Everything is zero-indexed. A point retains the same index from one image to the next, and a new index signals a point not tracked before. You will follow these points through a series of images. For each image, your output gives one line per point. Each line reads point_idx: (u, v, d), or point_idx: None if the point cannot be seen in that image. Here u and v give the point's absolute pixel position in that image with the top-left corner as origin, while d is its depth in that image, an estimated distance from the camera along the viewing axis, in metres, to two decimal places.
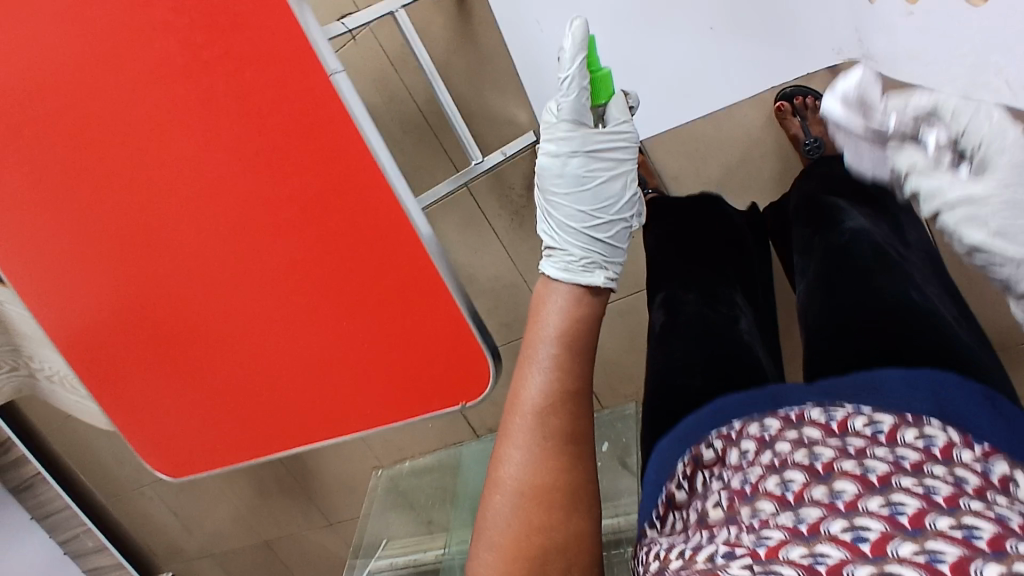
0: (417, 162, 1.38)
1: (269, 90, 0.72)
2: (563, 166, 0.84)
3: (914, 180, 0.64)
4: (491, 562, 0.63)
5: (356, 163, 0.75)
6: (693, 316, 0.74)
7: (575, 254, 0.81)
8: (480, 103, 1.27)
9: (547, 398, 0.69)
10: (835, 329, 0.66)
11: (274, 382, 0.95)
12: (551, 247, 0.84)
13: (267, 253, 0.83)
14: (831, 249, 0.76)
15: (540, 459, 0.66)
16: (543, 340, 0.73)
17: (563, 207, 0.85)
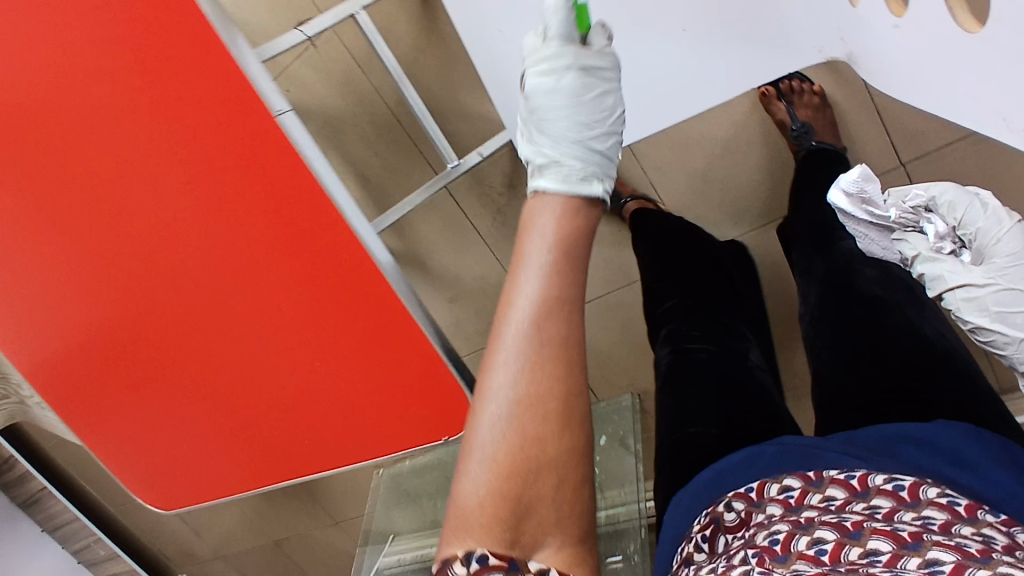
0: (393, 165, 1.34)
1: (217, 132, 0.68)
2: (556, 76, 0.69)
3: (922, 264, 0.76)
4: (473, 479, 0.52)
5: (315, 202, 0.71)
6: (702, 359, 0.75)
7: (576, 165, 0.64)
8: (454, 103, 1.22)
9: (543, 298, 0.55)
10: (854, 371, 0.68)
11: (255, 421, 0.92)
12: (542, 163, 0.67)
13: (234, 293, 0.79)
14: (843, 284, 0.78)
15: (535, 365, 0.54)
16: (536, 226, 0.59)
17: (553, 120, 0.68)
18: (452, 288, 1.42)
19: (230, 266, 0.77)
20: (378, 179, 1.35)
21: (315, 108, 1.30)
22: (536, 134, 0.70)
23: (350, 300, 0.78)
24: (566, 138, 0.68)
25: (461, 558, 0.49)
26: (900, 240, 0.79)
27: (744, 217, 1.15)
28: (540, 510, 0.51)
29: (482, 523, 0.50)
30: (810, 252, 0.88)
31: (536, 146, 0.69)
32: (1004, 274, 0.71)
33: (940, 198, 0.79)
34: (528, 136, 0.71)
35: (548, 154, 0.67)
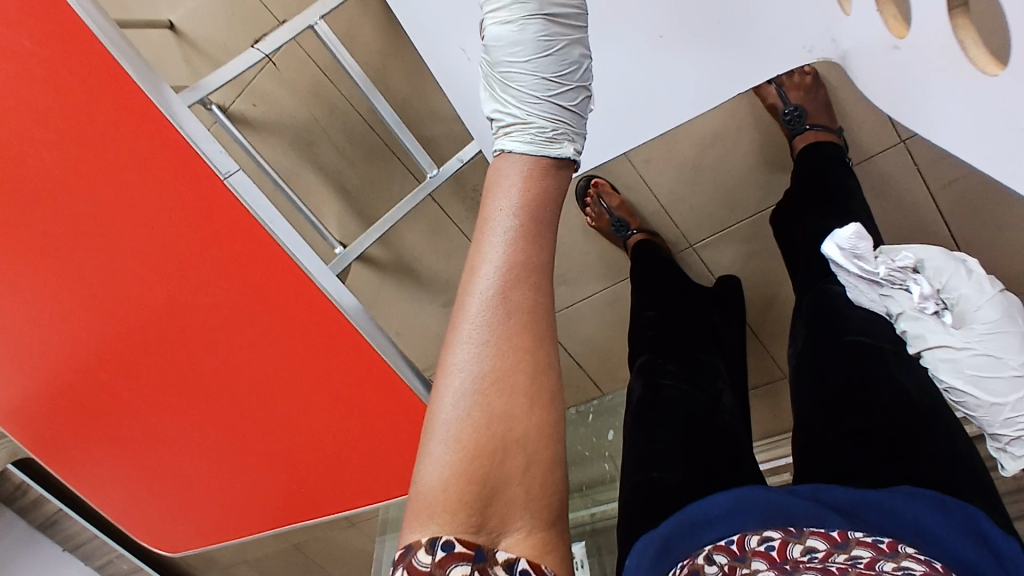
0: (371, 175, 1.28)
1: (169, 190, 0.64)
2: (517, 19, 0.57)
3: (905, 323, 0.67)
4: (436, 459, 0.47)
5: (274, 253, 0.67)
6: (673, 397, 0.70)
7: (544, 127, 0.55)
8: (426, 105, 1.16)
9: (510, 269, 0.48)
10: (827, 415, 0.63)
11: (248, 469, 0.88)
12: (504, 124, 0.57)
13: (208, 351, 0.76)
14: (821, 310, 0.72)
15: (501, 341, 0.48)
16: (503, 190, 0.51)
17: (518, 71, 0.58)
18: (445, 294, 1.38)
19: (200, 320, 0.73)
20: (358, 190, 1.29)
21: (287, 123, 1.25)
22: (497, 87, 0.60)
23: (330, 346, 0.74)
24: (533, 91, 0.57)
25: (425, 545, 0.44)
26: (886, 298, 0.69)
27: (739, 204, 1.11)
28: (509, 488, 0.46)
29: (446, 508, 0.45)
30: (798, 273, 0.82)
31: (500, 101, 0.59)
32: (990, 347, 0.64)
33: (926, 261, 0.71)
34: (489, 89, 0.61)
35: (513, 112, 0.57)
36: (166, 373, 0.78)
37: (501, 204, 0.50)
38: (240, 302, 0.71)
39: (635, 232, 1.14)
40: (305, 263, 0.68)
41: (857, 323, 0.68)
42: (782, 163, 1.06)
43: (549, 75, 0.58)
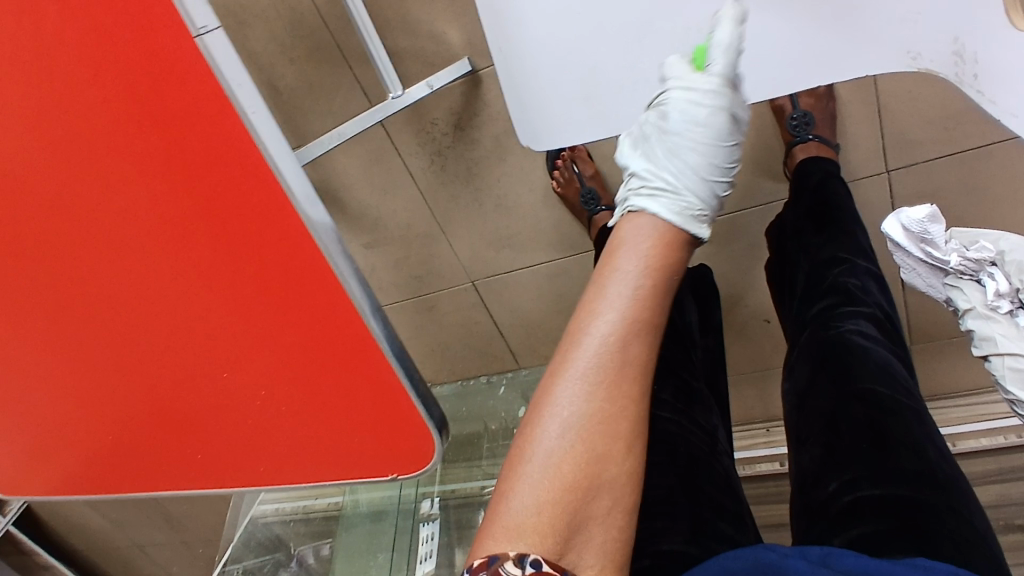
0: (313, 80, 1.08)
1: (90, 35, 0.46)
2: (699, 100, 0.57)
3: (972, 320, 0.70)
4: (527, 486, 0.43)
5: (222, 155, 0.50)
6: (673, 434, 0.62)
7: (692, 201, 0.54)
8: (399, 12, 0.99)
9: (635, 318, 0.47)
10: (841, 474, 0.57)
11: (131, 410, 0.72)
12: (645, 186, 0.56)
13: (112, 254, 0.59)
14: (828, 354, 0.66)
15: (610, 385, 0.45)
16: (634, 252, 0.49)
17: (680, 149, 0.57)
18: (371, 234, 1.24)
19: (118, 226, 0.56)
20: (291, 94, 1.10)
21: None
22: (645, 148, 0.59)
23: (270, 287, 0.58)
24: (692, 167, 0.57)
25: (514, 559, 0.39)
26: (954, 287, 0.73)
27: None
28: (592, 525, 0.43)
29: (534, 530, 0.41)
30: (803, 302, 0.76)
31: (647, 163, 0.58)
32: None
33: (1009, 254, 0.69)
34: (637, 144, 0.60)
35: (657, 175, 0.57)
36: (60, 275, 0.62)
37: (632, 259, 0.49)
38: (179, 217, 0.54)
39: (604, 208, 1.08)
40: (288, 184, 0.50)
41: (872, 370, 0.62)
42: (767, 169, 1.01)
43: (707, 163, 0.58)
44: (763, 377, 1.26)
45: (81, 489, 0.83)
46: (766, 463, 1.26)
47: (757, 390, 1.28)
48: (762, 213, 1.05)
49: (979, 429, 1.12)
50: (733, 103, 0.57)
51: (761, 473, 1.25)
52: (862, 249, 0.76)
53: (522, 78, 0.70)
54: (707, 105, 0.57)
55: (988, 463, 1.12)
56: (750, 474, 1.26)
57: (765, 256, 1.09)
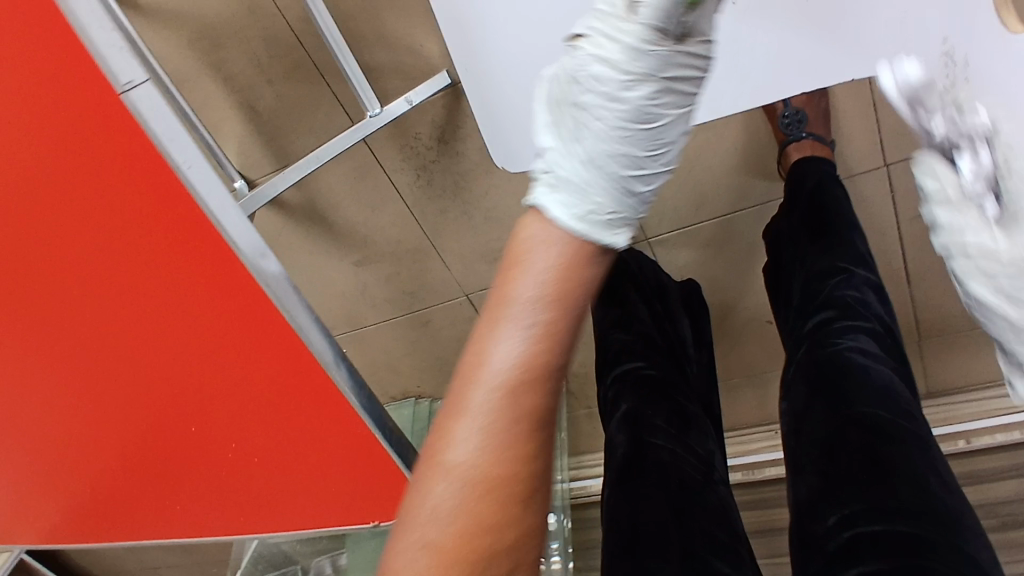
0: (292, 101, 1.06)
1: (24, 93, 0.43)
2: (624, 58, 0.49)
3: (935, 207, 0.48)
4: (410, 560, 0.43)
5: (170, 209, 0.47)
6: (666, 463, 0.60)
7: (593, 208, 0.48)
8: (375, 26, 0.95)
9: (522, 370, 0.43)
10: (840, 506, 0.54)
11: (110, 460, 0.71)
12: (547, 170, 0.51)
13: (73, 308, 0.57)
14: (826, 371, 0.63)
15: (495, 449, 0.43)
16: (526, 283, 0.44)
17: (593, 128, 0.51)
18: (360, 253, 1.22)
19: (80, 279, 0.54)
20: (270, 114, 1.08)
21: (188, 15, 0.99)
22: (559, 108, 0.53)
23: (235, 337, 0.55)
24: (604, 149, 0.50)
25: None
26: (921, 166, 0.49)
27: (707, 205, 1.02)
28: None
29: None
30: (799, 315, 0.72)
31: (558, 130, 0.52)
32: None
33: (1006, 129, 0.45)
34: (555, 96, 0.53)
35: (566, 156, 0.51)
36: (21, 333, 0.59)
37: (521, 294, 0.44)
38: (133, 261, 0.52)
39: None
40: (234, 238, 0.47)
41: (874, 390, 0.59)
42: (762, 168, 0.98)
43: (630, 144, 0.50)
44: (768, 378, 1.23)
45: (69, 537, 0.82)
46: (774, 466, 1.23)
47: (763, 393, 1.25)
48: (759, 214, 1.02)
49: (993, 426, 1.09)
50: (664, 69, 0.49)
51: (769, 476, 1.25)
52: (859, 256, 0.73)
53: (492, 93, 0.68)
54: (633, 68, 0.49)
55: (1002, 460, 1.09)
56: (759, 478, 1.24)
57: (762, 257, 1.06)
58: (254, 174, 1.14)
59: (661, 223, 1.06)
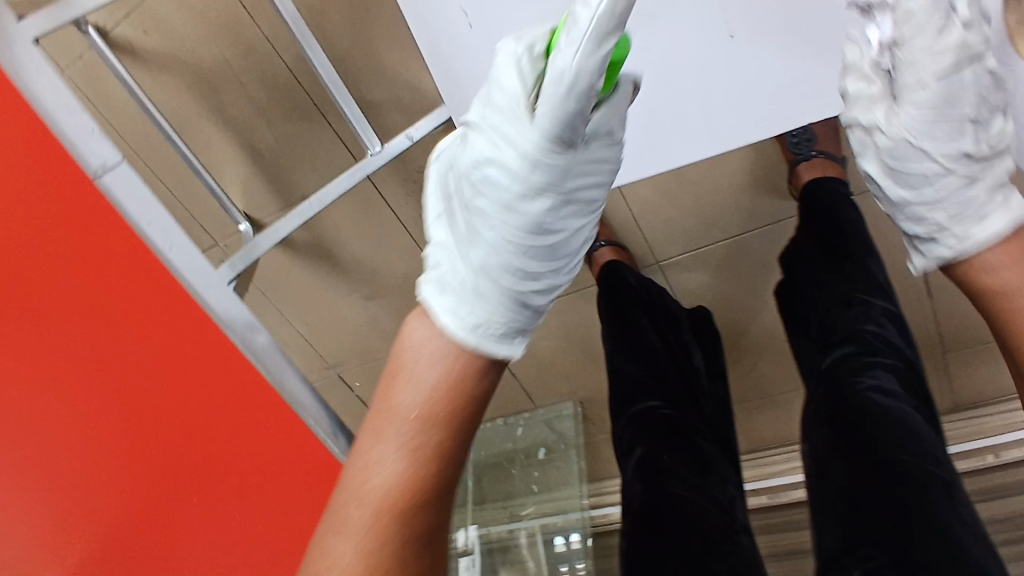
0: (293, 138, 1.06)
1: None
2: (513, 179, 0.56)
3: (848, 80, 0.67)
4: None
5: None
6: (682, 504, 0.60)
7: (484, 316, 0.57)
8: (372, 63, 0.94)
9: (399, 480, 0.53)
10: (860, 548, 0.52)
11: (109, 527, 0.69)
12: (440, 268, 0.60)
13: None
14: (844, 410, 0.62)
15: (373, 554, 0.53)
16: (408, 394, 0.55)
17: (485, 226, 0.58)
18: (367, 285, 1.21)
19: None
20: (272, 153, 1.08)
21: (186, 58, 0.99)
22: (455, 212, 0.61)
23: None
24: (493, 249, 0.58)
25: None
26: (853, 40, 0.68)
27: (717, 226, 1.00)
28: None
29: None
30: (817, 350, 0.72)
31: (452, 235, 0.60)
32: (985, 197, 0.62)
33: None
34: (451, 199, 0.61)
35: (459, 261, 0.59)
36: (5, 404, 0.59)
37: (405, 405, 0.55)
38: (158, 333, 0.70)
39: (604, 243, 1.03)
40: None
41: (892, 427, 0.58)
42: (772, 186, 0.95)
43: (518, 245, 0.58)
44: (790, 396, 1.20)
45: None
46: None
47: (783, 412, 1.23)
48: (771, 232, 0.99)
49: None
50: (552, 176, 0.56)
51: (797, 499, 1.24)
52: (876, 284, 0.72)
53: None
54: (521, 188, 0.56)
55: None
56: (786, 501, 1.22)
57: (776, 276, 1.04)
58: (259, 215, 1.14)
59: (671, 245, 1.04)
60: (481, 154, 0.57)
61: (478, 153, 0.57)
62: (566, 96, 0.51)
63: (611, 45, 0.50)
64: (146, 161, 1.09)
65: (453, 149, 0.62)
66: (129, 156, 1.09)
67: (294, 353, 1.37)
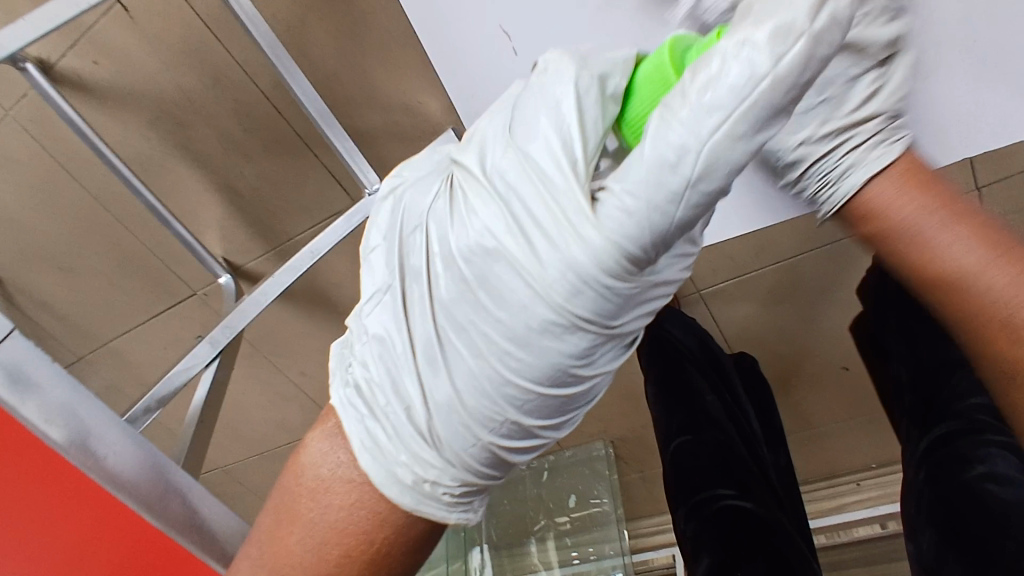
0: (273, 176, 0.92)
1: None
2: (542, 289, 0.48)
3: None
4: None
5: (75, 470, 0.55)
6: None
7: (431, 469, 0.49)
8: (363, 88, 0.81)
9: None
10: None
11: None
12: (369, 375, 0.52)
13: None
14: (957, 511, 0.57)
15: None
16: (306, 530, 0.48)
17: (470, 348, 0.50)
18: None
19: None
20: (253, 194, 0.94)
21: (146, 92, 0.85)
22: (416, 305, 0.53)
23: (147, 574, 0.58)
24: (466, 379, 0.50)
25: None
26: None
27: (769, 250, 0.87)
28: None
29: None
30: (914, 423, 0.67)
31: (400, 335, 0.52)
32: (841, 146, 0.54)
33: None
34: (416, 285, 0.54)
35: (406, 378, 0.51)
36: None
37: (303, 543, 0.48)
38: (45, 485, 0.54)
39: None
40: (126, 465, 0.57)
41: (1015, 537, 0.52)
42: None
43: (511, 385, 0.49)
44: (845, 424, 1.09)
45: None
46: (865, 527, 1.14)
47: (834, 440, 1.12)
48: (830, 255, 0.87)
49: None
50: (585, 307, 0.48)
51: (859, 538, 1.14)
52: None
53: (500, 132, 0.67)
54: (548, 305, 0.48)
55: None
56: (849, 540, 1.14)
57: (834, 300, 0.92)
58: (242, 260, 1.02)
59: (714, 274, 0.91)
60: (497, 243, 0.50)
61: (490, 245, 0.50)
62: (673, 190, 0.45)
63: (770, 131, 0.44)
64: (109, 209, 0.95)
65: (434, 213, 0.55)
66: (89, 205, 0.95)
67: (292, 404, 1.24)
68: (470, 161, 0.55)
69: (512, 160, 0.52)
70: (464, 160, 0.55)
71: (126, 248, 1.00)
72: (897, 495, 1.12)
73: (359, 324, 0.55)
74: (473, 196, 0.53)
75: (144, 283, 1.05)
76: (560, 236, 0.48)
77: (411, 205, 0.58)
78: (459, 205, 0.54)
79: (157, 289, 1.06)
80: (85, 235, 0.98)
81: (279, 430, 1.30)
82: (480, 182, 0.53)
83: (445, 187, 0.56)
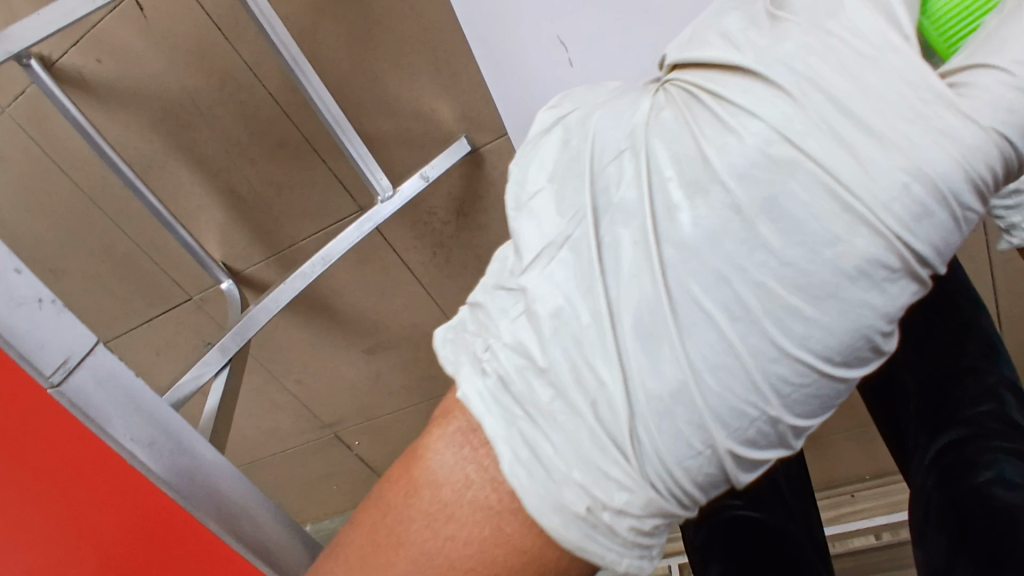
0: (278, 179, 0.90)
1: None
2: (862, 204, 0.35)
3: None
4: None
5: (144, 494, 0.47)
6: None
7: (619, 487, 0.38)
8: (375, 93, 0.80)
9: None
10: None
11: None
12: (526, 365, 0.40)
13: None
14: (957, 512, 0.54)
15: None
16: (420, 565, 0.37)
17: (704, 325, 0.37)
18: (370, 338, 1.07)
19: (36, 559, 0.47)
20: (256, 198, 0.93)
21: (151, 92, 0.83)
22: (617, 254, 0.41)
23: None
24: (699, 364, 0.37)
25: None
26: None
27: None
28: None
29: None
30: (922, 428, 0.63)
31: (595, 297, 0.40)
32: None
33: None
34: (620, 229, 0.41)
35: (599, 358, 0.39)
36: None
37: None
38: (69, 488, 0.46)
39: None
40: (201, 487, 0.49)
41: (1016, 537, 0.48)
42: None
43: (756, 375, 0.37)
44: (843, 435, 1.10)
45: None
46: (861, 539, 1.12)
47: (832, 451, 1.13)
48: None
49: None
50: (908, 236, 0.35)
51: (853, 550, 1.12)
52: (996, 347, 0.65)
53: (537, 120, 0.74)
54: (869, 223, 0.35)
55: None
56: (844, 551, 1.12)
57: None
58: (241, 265, 1.01)
59: None
60: (787, 146, 0.36)
61: (753, 157, 0.37)
62: None
63: None
64: (106, 211, 0.93)
65: (652, 134, 0.41)
66: (84, 206, 0.93)
67: (286, 412, 1.22)
68: (719, 48, 0.41)
69: (789, 54, 0.38)
70: (700, 55, 0.41)
71: (120, 252, 0.98)
72: (892, 507, 1.12)
73: (506, 293, 0.43)
74: (733, 101, 0.38)
75: (138, 287, 1.03)
76: (892, 121, 0.35)
77: (604, 129, 0.44)
78: (701, 126, 0.39)
79: (151, 294, 1.04)
80: (79, 236, 0.96)
81: (271, 437, 1.28)
82: (748, 81, 0.39)
83: (665, 109, 0.42)
